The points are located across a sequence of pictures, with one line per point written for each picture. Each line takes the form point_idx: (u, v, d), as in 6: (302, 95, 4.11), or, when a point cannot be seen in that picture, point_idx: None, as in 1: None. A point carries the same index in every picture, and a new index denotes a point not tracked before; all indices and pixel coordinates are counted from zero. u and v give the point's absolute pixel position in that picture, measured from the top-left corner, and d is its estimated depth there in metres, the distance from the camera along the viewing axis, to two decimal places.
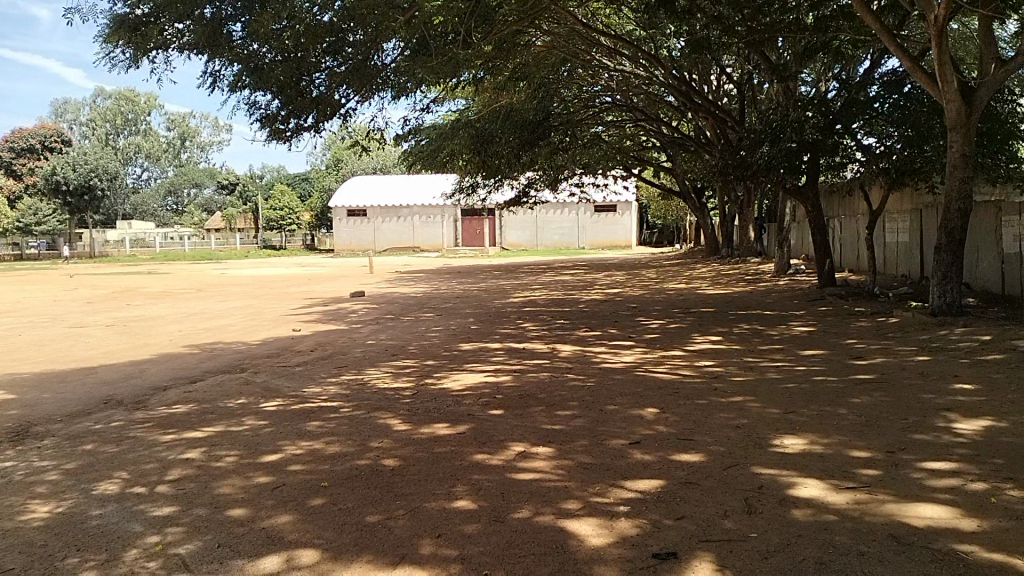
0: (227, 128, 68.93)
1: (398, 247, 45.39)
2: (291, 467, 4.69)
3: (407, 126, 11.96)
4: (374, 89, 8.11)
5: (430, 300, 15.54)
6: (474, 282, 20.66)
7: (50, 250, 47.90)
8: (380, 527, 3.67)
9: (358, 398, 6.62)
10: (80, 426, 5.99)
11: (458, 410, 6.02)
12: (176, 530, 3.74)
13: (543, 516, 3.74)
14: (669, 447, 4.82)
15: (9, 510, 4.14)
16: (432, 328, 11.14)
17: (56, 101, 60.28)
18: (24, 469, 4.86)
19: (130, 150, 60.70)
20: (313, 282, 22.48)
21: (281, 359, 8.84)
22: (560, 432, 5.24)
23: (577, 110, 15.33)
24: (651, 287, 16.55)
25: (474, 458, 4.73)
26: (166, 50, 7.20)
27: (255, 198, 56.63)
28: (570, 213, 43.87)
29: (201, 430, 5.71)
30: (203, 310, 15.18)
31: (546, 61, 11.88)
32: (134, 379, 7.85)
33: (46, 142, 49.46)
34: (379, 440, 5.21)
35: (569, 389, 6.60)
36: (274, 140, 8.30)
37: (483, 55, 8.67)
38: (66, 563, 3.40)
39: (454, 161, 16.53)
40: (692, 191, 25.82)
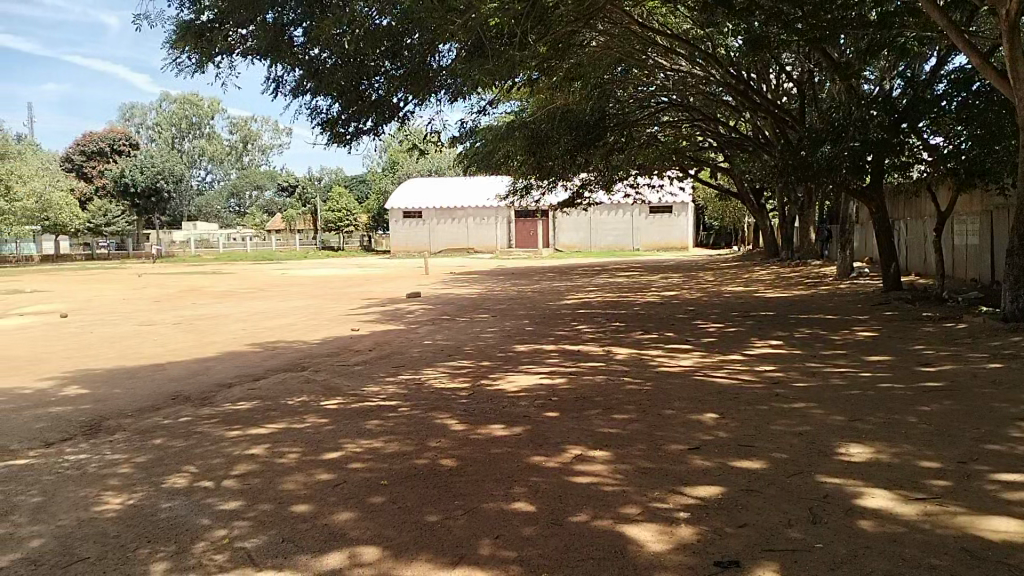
0: (288, 132, 70.42)
1: (452, 249, 45.72)
2: (351, 465, 4.76)
3: (463, 129, 12.01)
4: (431, 92, 8.19)
5: (485, 302, 15.61)
6: (528, 283, 20.68)
7: (120, 250, 49.74)
8: (438, 527, 3.69)
9: (415, 399, 6.68)
10: (149, 421, 6.18)
11: (515, 411, 6.03)
12: (242, 524, 3.83)
13: (601, 521, 3.71)
14: (730, 453, 4.73)
15: (84, 500, 4.30)
16: (487, 329, 11.18)
17: (125, 106, 62.54)
18: (97, 462, 5.04)
19: (194, 153, 62.51)
20: (370, 283, 22.81)
21: (340, 358, 8.97)
22: (618, 435, 5.20)
23: (632, 111, 15.19)
24: (709, 290, 16.34)
25: (531, 459, 4.72)
26: (230, 56, 7.31)
27: (314, 200, 57.70)
28: (625, 214, 43.54)
29: (265, 426, 5.83)
30: (265, 309, 15.54)
31: (602, 62, 11.77)
32: (200, 376, 8.08)
33: (115, 145, 51.51)
34: (436, 440, 5.25)
35: (626, 393, 6.53)
36: (334, 143, 8.41)
37: (539, 57, 8.67)
38: (137, 553, 3.51)
39: (509, 162, 16.53)
40: (750, 193, 25.37)
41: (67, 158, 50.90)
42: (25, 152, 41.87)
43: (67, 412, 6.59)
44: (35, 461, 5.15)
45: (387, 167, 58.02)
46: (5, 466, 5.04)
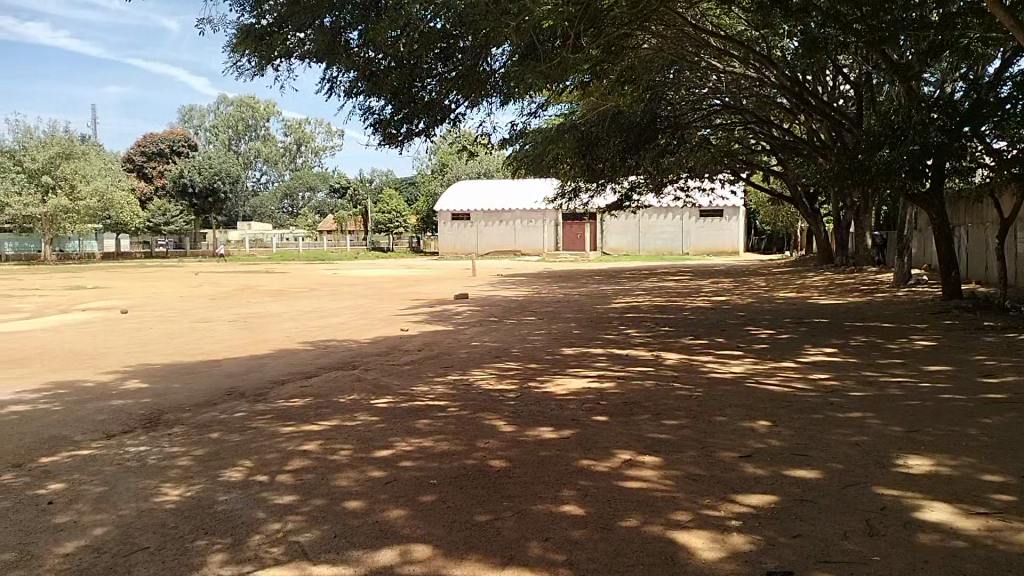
0: (340, 134, 71.66)
1: (500, 251, 45.91)
2: (401, 463, 4.80)
3: (513, 131, 12.03)
4: (482, 93, 8.25)
5: (532, 304, 15.62)
6: (576, 286, 20.63)
7: (177, 248, 51.25)
8: (488, 527, 3.71)
9: (464, 399, 6.70)
10: (206, 416, 6.33)
11: (563, 414, 6.01)
12: (296, 519, 3.89)
13: (652, 526, 3.68)
14: (784, 462, 4.65)
15: (144, 491, 4.43)
16: (535, 332, 11.17)
17: (185, 108, 64.56)
18: (157, 454, 5.18)
19: (250, 154, 64.03)
20: (419, 284, 23.03)
21: (389, 357, 9.07)
22: (667, 442, 5.14)
23: (683, 113, 15.03)
24: (760, 296, 16.07)
25: (580, 463, 4.71)
26: (288, 58, 7.40)
27: (365, 202, 58.44)
28: (674, 217, 43.06)
29: (317, 424, 5.92)
30: (316, 308, 15.80)
31: (654, 64, 11.64)
32: (255, 373, 8.25)
33: (175, 146, 52.86)
34: (485, 441, 5.27)
35: (676, 399, 6.46)
36: (387, 144, 8.49)
37: (592, 60, 8.64)
38: (195, 545, 3.60)
39: (558, 164, 16.44)
40: (803, 198, 24.91)
41: (128, 158, 52.44)
42: (90, 151, 43.24)
43: (128, 406, 6.79)
44: (99, 452, 5.32)
45: (436, 169, 58.31)
46: (70, 456, 5.22)
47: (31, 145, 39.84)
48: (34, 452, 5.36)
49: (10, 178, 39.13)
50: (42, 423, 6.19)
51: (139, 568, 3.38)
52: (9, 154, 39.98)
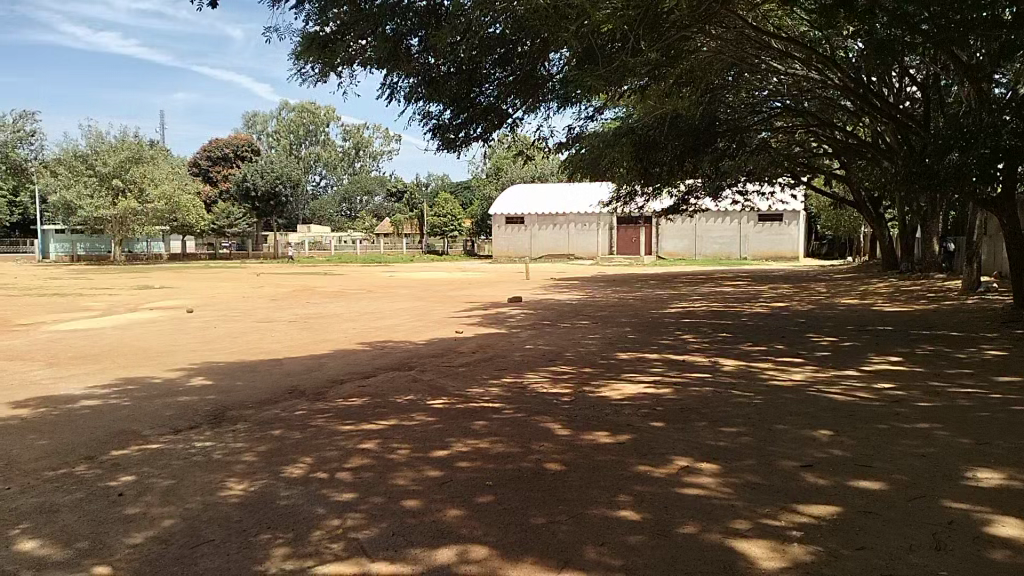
0: (397, 138, 72.67)
1: (554, 255, 45.92)
2: (457, 464, 4.84)
3: (570, 135, 12.01)
4: (539, 97, 8.30)
5: (586, 308, 15.57)
6: (631, 291, 20.50)
7: (240, 250, 52.67)
8: (544, 530, 3.71)
9: (519, 402, 6.72)
10: (269, 413, 6.49)
11: (619, 420, 5.98)
12: (355, 516, 3.96)
13: (711, 535, 3.63)
14: (846, 473, 4.53)
15: (210, 485, 4.57)
16: (589, 336, 11.13)
17: (249, 114, 66.51)
18: (222, 450, 5.33)
19: (310, 159, 65.46)
20: (474, 287, 23.18)
21: (445, 359, 9.15)
22: (726, 449, 5.07)
23: (742, 116, 14.84)
24: (822, 302, 15.67)
25: (637, 468, 4.67)
26: (350, 66, 7.50)
27: (421, 205, 59.03)
28: (732, 221, 42.32)
29: (376, 423, 6.02)
30: (373, 310, 16.04)
31: (713, 67, 11.45)
32: (315, 372, 8.43)
33: (238, 151, 54.33)
34: (540, 444, 5.27)
35: (734, 406, 6.36)
36: (444, 149, 8.57)
37: (651, 64, 8.55)
38: (259, 538, 3.70)
39: (614, 168, 16.32)
40: (866, 202, 24.25)
41: (194, 163, 54.07)
42: (159, 156, 44.80)
43: (194, 402, 7.01)
44: (167, 446, 5.50)
45: (490, 172, 58.45)
46: (140, 449, 5.42)
47: (103, 150, 41.58)
48: (107, 445, 5.57)
49: (83, 181, 40.84)
50: (114, 417, 6.44)
51: (206, 560, 3.48)
52: (82, 159, 41.64)
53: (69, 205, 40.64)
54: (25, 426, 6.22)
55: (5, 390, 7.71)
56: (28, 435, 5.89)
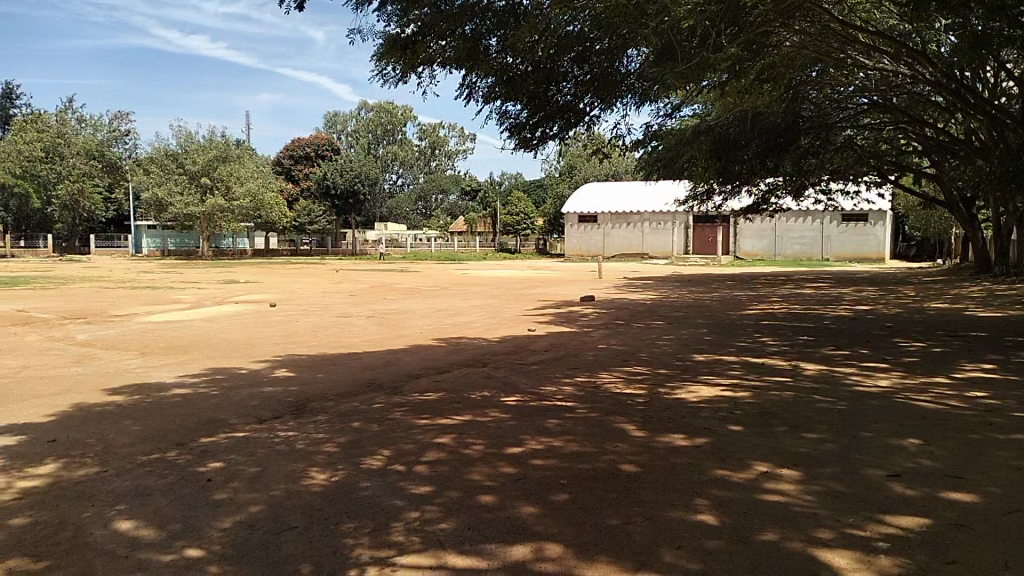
0: (472, 137, 73.51)
1: (628, 254, 45.61)
2: (532, 461, 4.85)
3: (648, 133, 11.88)
4: (616, 95, 8.26)
5: (661, 308, 15.39)
6: (707, 291, 20.17)
7: (319, 246, 54.16)
8: (619, 531, 3.69)
9: (593, 401, 6.70)
10: (348, 405, 6.67)
11: (695, 422, 5.88)
12: (432, 509, 4.03)
13: (793, 543, 3.54)
14: (937, 484, 4.35)
15: (294, 474, 4.72)
16: (664, 337, 10.98)
17: (330, 114, 68.68)
18: (304, 440, 5.50)
19: (388, 157, 66.87)
20: (547, 285, 23.23)
21: (518, 357, 9.20)
22: (808, 456, 4.93)
23: (826, 112, 14.47)
24: (908, 306, 15.05)
25: (715, 472, 4.60)
26: (430, 66, 7.54)
27: (495, 204, 59.43)
28: (813, 221, 41.07)
29: (451, 418, 6.10)
30: (447, 307, 16.23)
31: (796, 63, 11.10)
32: (391, 367, 8.59)
33: (319, 150, 55.85)
34: (615, 444, 5.24)
35: (816, 411, 6.18)
36: (520, 149, 8.60)
37: (733, 60, 8.35)
38: (340, 527, 3.80)
39: (691, 167, 16.03)
40: (959, 202, 23.14)
41: (277, 162, 55.58)
42: (244, 155, 46.48)
43: (277, 393, 7.23)
44: (252, 435, 5.70)
45: (564, 170, 58.48)
46: (227, 437, 5.64)
47: (193, 149, 43.48)
48: (195, 433, 5.81)
49: (174, 179, 42.69)
50: (203, 406, 6.72)
51: (289, 546, 3.60)
52: (173, 157, 43.67)
53: (162, 203, 42.58)
54: (120, 412, 6.55)
55: (103, 378, 8.14)
56: (124, 421, 6.21)
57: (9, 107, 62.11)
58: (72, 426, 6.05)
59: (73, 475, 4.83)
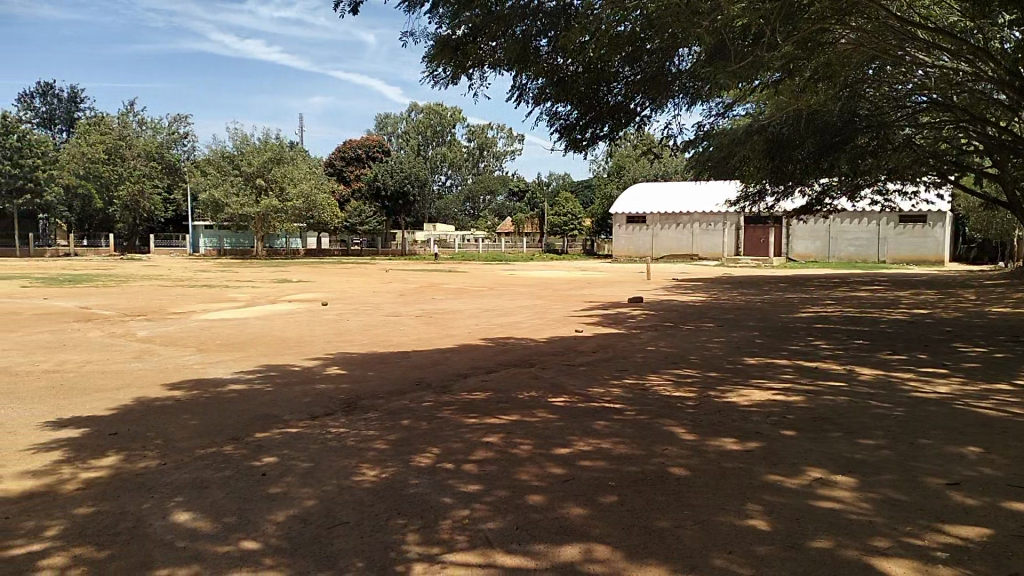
0: (521, 138, 73.73)
1: (677, 255, 45.20)
2: (581, 463, 4.85)
3: (699, 133, 11.74)
4: (667, 95, 8.19)
5: (711, 310, 15.22)
6: (759, 294, 19.86)
7: (369, 247, 54.91)
8: (669, 534, 3.67)
9: (642, 403, 6.66)
10: (397, 403, 6.75)
11: (747, 426, 5.80)
12: (481, 508, 4.06)
13: (848, 551, 3.47)
14: (999, 494, 4.21)
15: (345, 470, 4.79)
16: (714, 339, 10.85)
17: (381, 116, 69.62)
18: (355, 436, 5.59)
19: (437, 159, 67.56)
20: (595, 286, 23.15)
21: (566, 358, 9.19)
22: (863, 462, 4.82)
23: (883, 110, 14.16)
24: (969, 310, 14.59)
25: (767, 477, 4.53)
26: (481, 68, 7.56)
27: (544, 204, 59.45)
28: (869, 222, 40.09)
29: (499, 417, 6.13)
30: (495, 307, 16.30)
31: (852, 61, 10.84)
32: (439, 366, 8.67)
33: (370, 152, 56.59)
34: (665, 447, 5.20)
35: (872, 417, 6.04)
36: (570, 150, 8.58)
37: (787, 57, 8.20)
38: (391, 523, 3.86)
39: (743, 167, 15.79)
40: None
41: (329, 163, 56.50)
42: (297, 156, 47.29)
43: (328, 390, 7.35)
44: (305, 430, 5.82)
45: (613, 170, 58.31)
46: (281, 433, 5.76)
47: (248, 151, 44.48)
48: (250, 428, 5.94)
49: (230, 181, 43.70)
50: (257, 402, 6.88)
51: (340, 540, 3.66)
52: (230, 159, 44.76)
53: (218, 203, 43.66)
54: (178, 406, 6.74)
55: (162, 373, 8.38)
56: (182, 415, 6.39)
57: (73, 110, 64.37)
58: (133, 420, 6.25)
59: (134, 467, 4.99)
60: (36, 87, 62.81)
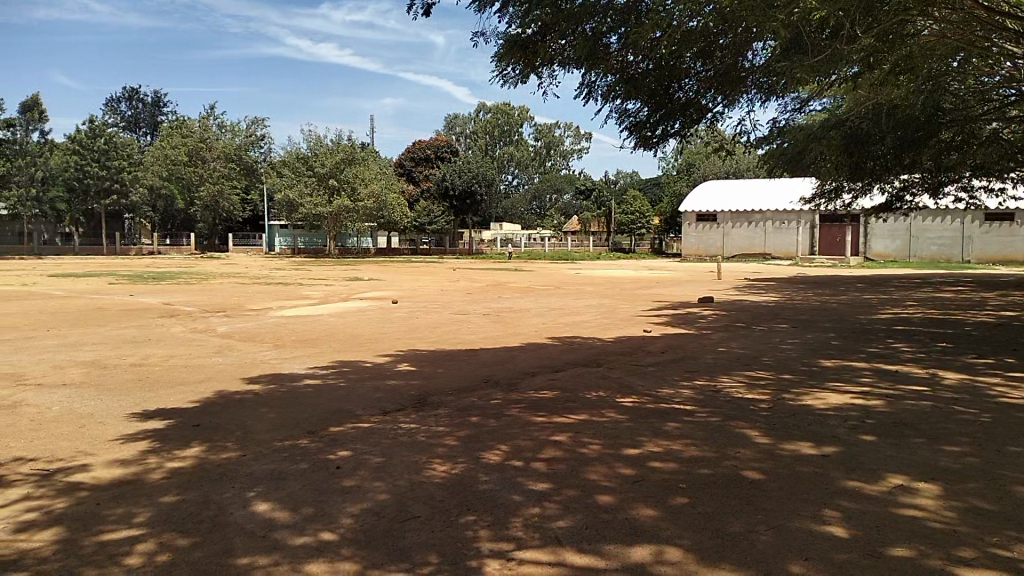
0: (588, 135, 73.59)
1: (748, 254, 44.34)
2: (651, 464, 4.81)
3: (774, 129, 11.47)
4: (741, 91, 8.03)
5: (785, 311, 14.87)
6: (835, 294, 19.32)
7: (437, 246, 55.63)
8: (743, 538, 3.60)
9: (713, 405, 6.55)
10: (466, 400, 6.82)
11: (822, 430, 5.65)
12: (552, 506, 4.07)
13: (931, 560, 3.35)
14: None
15: (417, 465, 4.87)
16: (788, 340, 10.59)
17: (449, 117, 70.51)
18: (426, 432, 5.68)
19: (504, 158, 68.02)
20: (664, 285, 22.92)
21: (634, 358, 9.13)
22: (947, 469, 4.64)
23: (970, 103, 13.57)
24: None
25: (846, 483, 4.41)
26: (551, 66, 7.56)
27: (611, 203, 59.17)
28: (952, 221, 38.50)
29: (567, 416, 6.13)
30: (562, 305, 16.29)
31: (936, 52, 10.41)
32: (508, 364, 8.72)
33: (439, 152, 57.15)
34: (737, 450, 5.12)
35: (956, 423, 5.79)
36: (640, 148, 8.51)
37: (866, 51, 7.94)
38: (462, 519, 3.90)
39: (820, 163, 15.34)
40: None
41: (399, 164, 57.43)
42: (369, 157, 47.97)
43: (400, 386, 7.47)
44: (377, 425, 5.94)
45: (682, 168, 57.70)
46: (354, 427, 5.90)
47: (321, 153, 45.58)
48: (324, 422, 6.10)
49: (305, 182, 44.94)
50: (331, 397, 7.06)
51: (412, 534, 3.73)
52: (304, 160, 45.91)
53: (293, 203, 44.89)
54: (256, 400, 6.97)
55: (241, 368, 8.69)
56: (260, 409, 6.61)
57: (157, 114, 67.08)
58: (214, 413, 6.49)
59: (216, 458, 5.19)
60: (124, 93, 66.01)
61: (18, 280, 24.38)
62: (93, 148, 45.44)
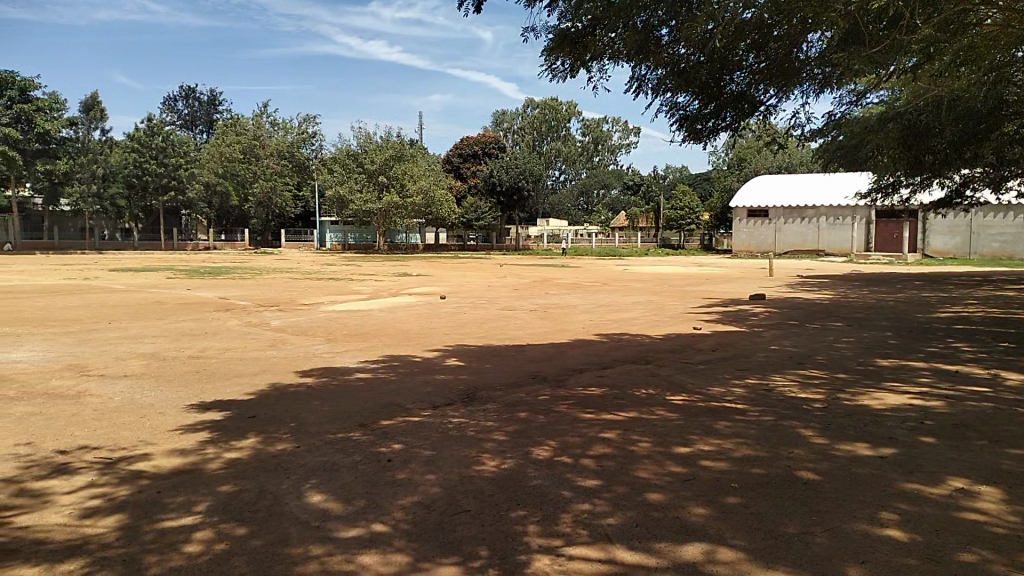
0: (636, 130, 73.02)
1: (800, 250, 43.49)
2: (701, 462, 4.77)
3: (828, 122, 11.23)
4: (795, 82, 7.88)
5: (838, 309, 14.54)
6: (892, 292, 18.80)
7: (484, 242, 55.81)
8: (797, 540, 3.55)
9: (764, 404, 6.45)
10: (515, 395, 6.85)
11: (879, 431, 5.53)
12: (602, 502, 4.07)
13: (994, 566, 3.26)
14: None
15: (467, 459, 4.91)
16: (842, 339, 10.36)
17: (496, 113, 70.70)
18: (475, 427, 5.71)
19: (551, 154, 67.89)
20: (713, 282, 22.63)
21: (684, 355, 9.05)
22: (1011, 473, 4.50)
23: None
24: None
25: (904, 485, 4.31)
26: (601, 60, 7.50)
27: (659, 199, 58.62)
28: (1016, 217, 37.13)
29: (616, 413, 6.11)
30: (610, 302, 16.20)
31: (1003, 42, 10.04)
32: (556, 360, 8.71)
33: (487, 148, 56.93)
34: (790, 449, 5.04)
35: (1020, 425, 5.60)
36: (690, 141, 8.41)
37: (927, 42, 7.73)
38: (513, 513, 3.93)
39: (876, 157, 14.96)
40: None
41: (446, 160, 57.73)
42: (418, 154, 48.51)
43: (448, 381, 7.53)
44: (427, 419, 6.01)
45: (733, 163, 56.80)
46: (405, 421, 5.97)
47: (370, 149, 46.07)
48: (375, 415, 6.19)
49: (354, 178, 45.42)
50: (381, 390, 7.15)
51: (463, 528, 3.77)
52: (354, 157, 46.32)
53: (343, 199, 45.53)
54: (308, 393, 7.11)
55: (293, 361, 8.86)
56: (313, 402, 6.73)
57: (213, 113, 68.64)
58: (268, 405, 6.64)
59: (272, 449, 5.30)
60: (181, 92, 67.82)
61: (83, 274, 25.30)
62: (151, 145, 46.64)
